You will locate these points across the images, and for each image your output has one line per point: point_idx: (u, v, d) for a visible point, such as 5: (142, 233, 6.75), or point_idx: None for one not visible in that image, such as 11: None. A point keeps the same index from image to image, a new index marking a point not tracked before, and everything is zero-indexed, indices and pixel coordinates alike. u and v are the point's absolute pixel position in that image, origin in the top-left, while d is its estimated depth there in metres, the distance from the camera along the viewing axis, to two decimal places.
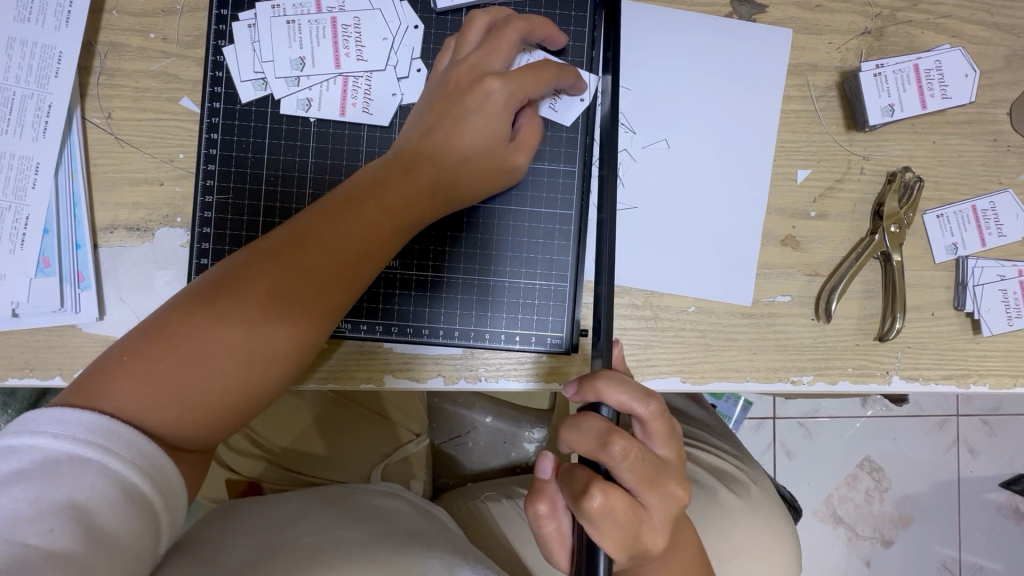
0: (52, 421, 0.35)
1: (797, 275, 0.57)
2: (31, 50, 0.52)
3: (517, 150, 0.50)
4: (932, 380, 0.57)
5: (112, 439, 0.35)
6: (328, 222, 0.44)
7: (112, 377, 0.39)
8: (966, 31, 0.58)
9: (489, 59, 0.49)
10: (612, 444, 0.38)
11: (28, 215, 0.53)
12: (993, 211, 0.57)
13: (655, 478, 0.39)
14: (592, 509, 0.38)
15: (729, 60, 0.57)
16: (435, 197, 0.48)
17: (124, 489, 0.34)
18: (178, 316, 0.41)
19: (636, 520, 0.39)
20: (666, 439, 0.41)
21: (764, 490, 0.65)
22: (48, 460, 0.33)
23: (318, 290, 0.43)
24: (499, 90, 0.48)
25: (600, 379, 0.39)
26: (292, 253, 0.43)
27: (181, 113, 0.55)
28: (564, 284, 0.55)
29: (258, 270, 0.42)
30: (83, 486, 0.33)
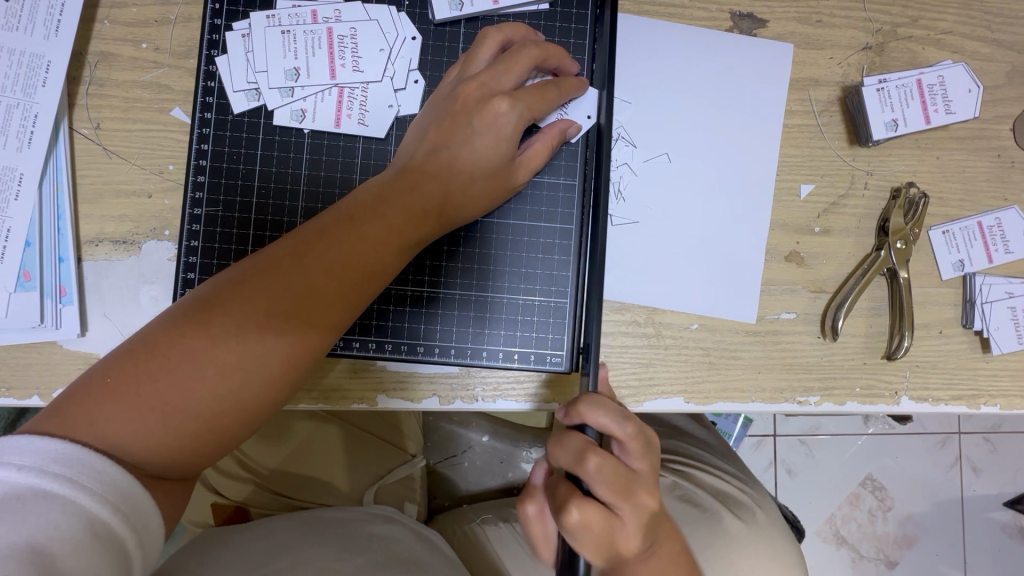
0: (22, 450, 0.33)
1: (802, 292, 0.56)
2: (18, 59, 0.51)
3: (520, 171, 0.49)
4: (941, 400, 0.56)
5: (82, 472, 0.33)
6: (327, 240, 0.43)
7: (98, 399, 0.37)
8: (967, 47, 0.57)
9: (498, 79, 0.48)
10: (589, 460, 0.37)
11: (10, 227, 0.51)
12: (998, 227, 0.56)
13: (634, 494, 0.37)
14: (568, 526, 0.36)
15: (732, 73, 0.57)
16: (435, 214, 0.47)
17: (91, 527, 0.32)
18: (167, 336, 0.39)
19: (612, 536, 0.37)
20: (647, 455, 0.38)
21: (770, 515, 0.63)
22: (8, 496, 0.31)
23: (312, 312, 0.41)
24: (508, 112, 0.47)
25: (580, 398, 0.37)
26: (290, 271, 0.41)
27: (171, 124, 0.54)
28: (564, 300, 0.54)
29: (251, 290, 0.41)
30: (46, 523, 0.31)
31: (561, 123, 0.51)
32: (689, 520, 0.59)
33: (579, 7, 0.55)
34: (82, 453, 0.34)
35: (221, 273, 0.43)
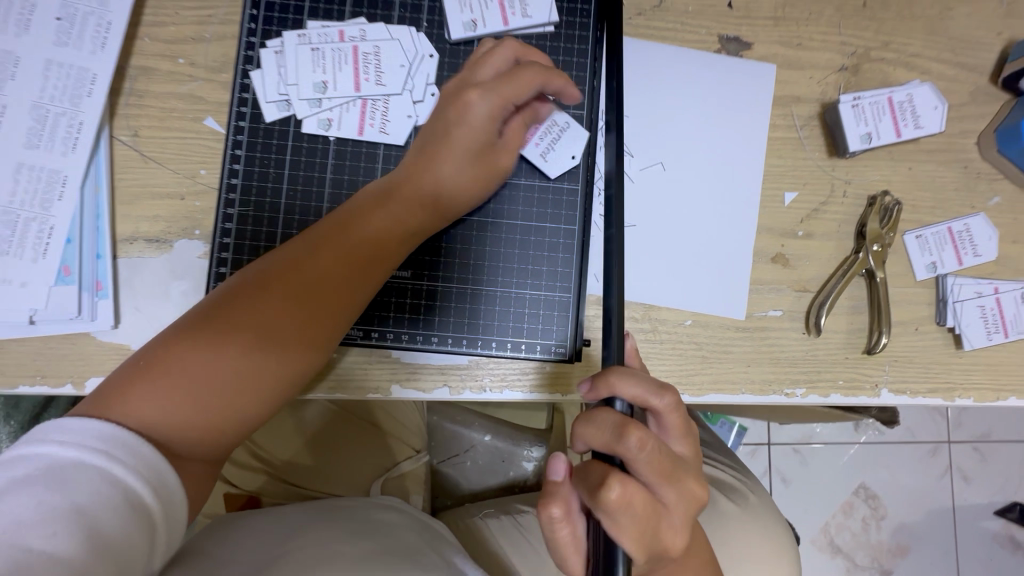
0: (63, 430, 0.36)
1: (788, 291, 0.60)
2: (67, 72, 0.55)
3: (503, 159, 0.54)
4: (919, 393, 0.60)
5: (118, 447, 0.36)
6: (332, 237, 0.48)
7: (128, 389, 0.40)
8: (934, 69, 0.63)
9: (478, 76, 0.53)
10: (628, 437, 0.33)
11: (53, 225, 0.54)
12: (967, 232, 0.61)
13: (677, 475, 0.34)
14: (607, 507, 0.32)
15: (720, 90, 0.62)
16: (432, 210, 0.52)
17: (123, 496, 0.35)
18: (191, 328, 0.42)
19: (656, 520, 0.33)
20: (682, 434, 0.37)
21: (761, 501, 0.67)
22: (52, 467, 0.34)
23: (326, 300, 0.46)
24: (480, 102, 0.51)
25: (613, 369, 0.35)
26: (306, 266, 0.46)
27: (204, 132, 0.58)
28: (567, 295, 0.57)
29: (268, 283, 0.45)
30: (85, 490, 0.34)
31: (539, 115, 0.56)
32: None
33: (582, 28, 0.59)
34: (118, 432, 0.37)
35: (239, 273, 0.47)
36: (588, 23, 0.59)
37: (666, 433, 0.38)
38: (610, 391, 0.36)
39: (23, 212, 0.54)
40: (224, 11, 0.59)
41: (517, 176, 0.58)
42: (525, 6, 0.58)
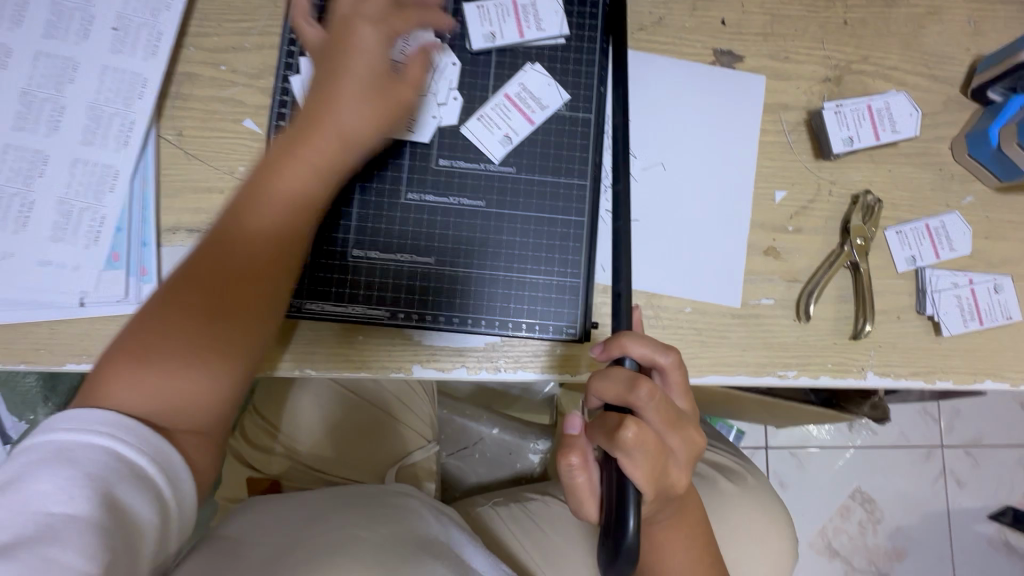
0: (65, 420, 0.42)
1: (779, 281, 0.65)
2: (121, 77, 0.61)
3: (403, 91, 0.56)
4: (902, 376, 0.65)
5: (118, 428, 0.43)
6: (251, 200, 0.52)
7: (101, 377, 0.46)
8: (909, 81, 0.69)
9: (360, 11, 0.56)
10: (640, 387, 0.39)
11: (104, 215, 0.59)
12: (943, 229, 0.66)
13: (681, 422, 0.41)
14: (623, 445, 0.38)
15: (715, 98, 0.67)
16: (340, 150, 0.55)
17: (129, 469, 0.42)
18: (151, 316, 0.49)
19: (665, 458, 0.40)
20: (683, 390, 0.44)
21: (759, 481, 0.72)
22: (62, 448, 0.40)
23: (253, 272, 0.51)
24: (369, 31, 0.55)
25: (624, 333, 0.42)
26: (233, 246, 0.51)
27: (243, 133, 0.63)
28: (578, 280, 0.62)
29: (204, 257, 0.50)
30: (96, 464, 0.40)
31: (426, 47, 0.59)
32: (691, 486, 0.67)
33: (590, 41, 0.65)
34: (112, 417, 0.43)
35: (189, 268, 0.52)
36: (595, 36, 0.65)
37: (670, 389, 0.44)
38: (621, 351, 0.43)
39: (78, 203, 0.59)
40: (263, 24, 0.65)
41: (531, 171, 0.63)
42: (538, 20, 0.64)
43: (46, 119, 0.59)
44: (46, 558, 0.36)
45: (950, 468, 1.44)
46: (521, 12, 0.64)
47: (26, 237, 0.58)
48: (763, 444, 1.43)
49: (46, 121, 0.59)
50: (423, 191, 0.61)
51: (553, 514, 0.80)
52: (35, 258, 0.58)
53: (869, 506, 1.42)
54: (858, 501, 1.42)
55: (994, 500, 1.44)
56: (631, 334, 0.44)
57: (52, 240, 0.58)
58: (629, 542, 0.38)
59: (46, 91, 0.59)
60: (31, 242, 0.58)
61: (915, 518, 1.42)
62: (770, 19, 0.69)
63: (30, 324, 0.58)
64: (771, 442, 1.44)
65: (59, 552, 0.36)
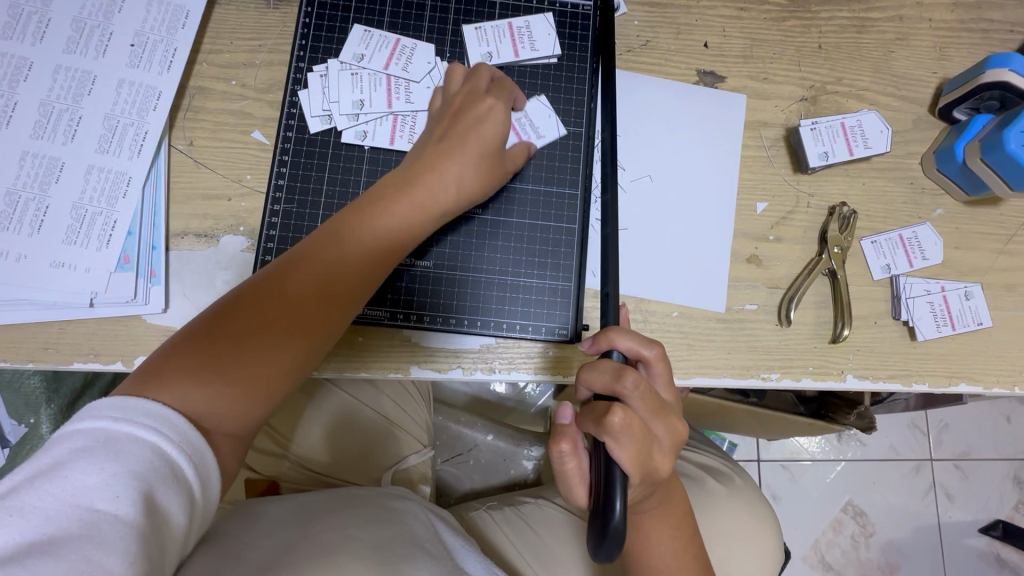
0: (111, 408, 0.42)
1: (761, 287, 0.68)
2: (136, 90, 0.64)
3: (501, 169, 0.61)
4: (880, 378, 0.67)
5: (165, 425, 0.42)
6: (341, 236, 0.54)
7: (164, 372, 0.46)
8: (880, 101, 0.73)
9: (477, 87, 0.60)
10: (626, 377, 0.43)
11: (116, 220, 0.62)
12: (916, 239, 0.70)
13: (664, 410, 0.45)
14: (611, 430, 0.41)
15: (699, 116, 0.71)
16: (438, 208, 0.58)
17: (171, 470, 0.41)
18: (226, 317, 0.50)
19: (650, 443, 0.43)
20: (667, 382, 0.48)
21: (747, 482, 0.74)
22: (108, 440, 0.40)
23: (323, 298, 0.52)
24: (497, 107, 0.59)
25: (612, 327, 0.46)
26: (304, 266, 0.52)
27: (251, 144, 0.67)
28: (569, 284, 0.65)
29: (289, 277, 0.52)
30: (141, 461, 0.40)
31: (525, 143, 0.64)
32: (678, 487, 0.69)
33: (581, 61, 0.69)
34: (163, 412, 0.43)
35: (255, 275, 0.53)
36: (586, 56, 0.69)
37: (655, 380, 0.48)
38: (609, 344, 0.46)
39: (91, 208, 0.61)
40: (272, 42, 0.69)
41: (526, 181, 0.66)
42: (533, 41, 0.68)
43: (64, 128, 0.62)
44: (88, 561, 0.35)
45: (939, 481, 1.46)
46: (516, 33, 0.68)
47: (40, 240, 0.60)
48: (755, 457, 1.45)
49: (63, 130, 0.62)
50: None
51: (547, 518, 0.81)
52: (47, 260, 0.60)
53: (861, 519, 1.43)
54: (850, 514, 1.43)
55: (984, 513, 1.46)
56: (619, 329, 0.48)
57: (65, 243, 0.61)
58: (615, 524, 0.40)
59: (65, 102, 0.62)
60: (45, 245, 0.60)
61: (907, 531, 1.43)
62: (750, 43, 0.73)
63: (41, 323, 0.60)
64: (763, 455, 1.46)
65: (100, 557, 0.35)
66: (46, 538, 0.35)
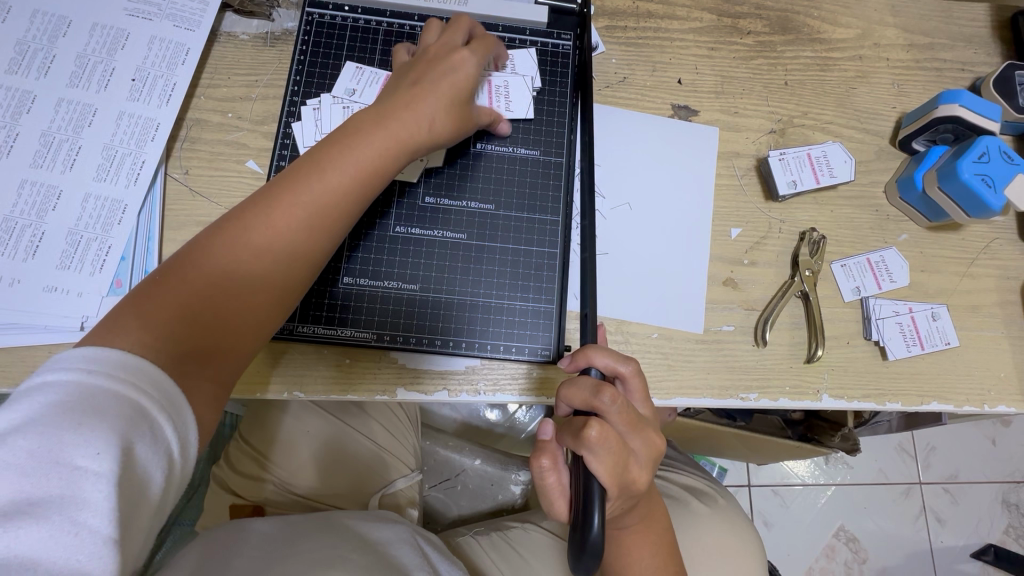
0: (78, 357, 0.39)
1: (738, 309, 0.71)
2: (136, 121, 0.67)
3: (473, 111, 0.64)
4: (855, 397, 0.69)
5: (140, 379, 0.40)
6: (312, 170, 0.54)
7: (133, 309, 0.46)
8: (845, 133, 0.78)
9: (454, 36, 0.64)
10: (604, 394, 0.45)
11: (110, 245, 0.63)
12: (883, 262, 0.73)
13: (640, 424, 0.47)
14: (588, 443, 0.44)
15: (674, 146, 0.75)
16: (409, 149, 0.58)
17: (152, 427, 0.39)
18: (187, 260, 0.49)
19: (626, 456, 0.45)
20: (643, 398, 0.50)
21: (732, 503, 0.75)
22: (83, 395, 0.37)
23: (294, 228, 0.52)
24: (467, 53, 0.62)
25: (590, 346, 0.48)
26: (277, 197, 0.52)
27: (245, 173, 0.69)
28: (551, 306, 0.67)
29: (251, 220, 0.51)
30: (121, 418, 0.37)
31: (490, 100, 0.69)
32: None
33: (561, 95, 0.73)
34: (108, 358, 0.40)
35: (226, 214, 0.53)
36: (566, 91, 0.73)
37: (631, 397, 0.50)
38: (587, 361, 0.49)
39: (87, 233, 0.63)
40: (268, 77, 0.72)
41: (509, 208, 0.69)
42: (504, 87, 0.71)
43: (63, 158, 0.64)
44: (73, 522, 0.33)
45: (929, 506, 1.46)
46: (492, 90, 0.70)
47: (35, 264, 0.62)
48: (746, 482, 1.45)
49: (63, 159, 0.64)
50: (410, 225, 0.67)
51: (534, 541, 0.81)
52: (41, 284, 0.61)
53: (854, 546, 1.43)
54: (843, 540, 1.43)
55: (975, 537, 1.46)
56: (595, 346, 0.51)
57: (59, 267, 0.62)
58: (593, 538, 0.42)
59: (65, 133, 0.65)
60: (39, 270, 0.62)
61: (900, 557, 1.43)
62: (721, 80, 0.78)
63: (30, 348, 0.61)
64: (754, 480, 1.46)
65: (85, 518, 0.33)
66: (24, 500, 0.33)
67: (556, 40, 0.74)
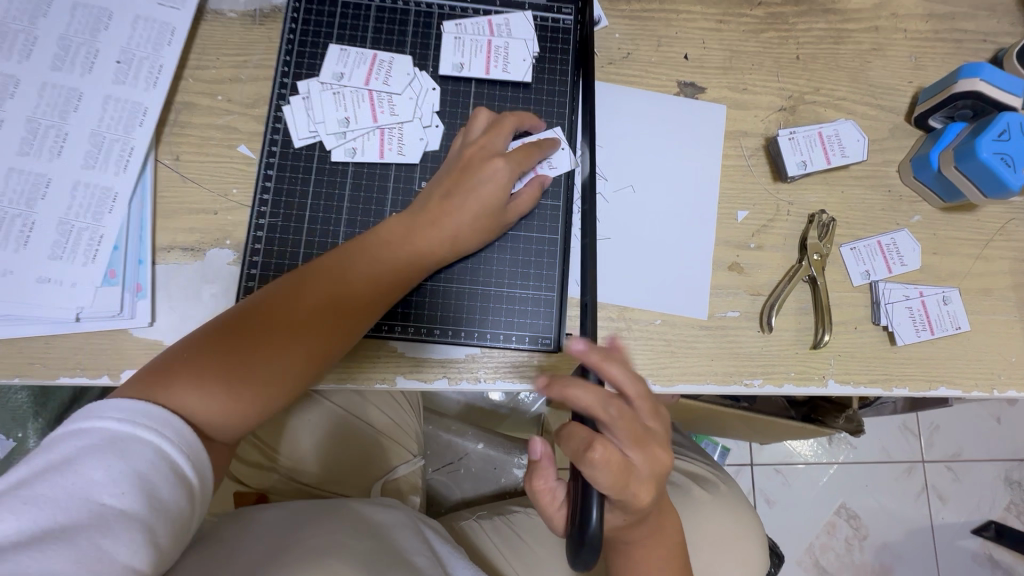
0: (121, 409, 0.46)
1: (743, 294, 0.69)
2: (123, 106, 0.65)
3: (507, 217, 0.63)
4: (861, 383, 0.68)
5: (164, 427, 0.47)
6: (351, 264, 0.58)
7: (174, 371, 0.50)
8: (858, 110, 0.75)
9: (494, 141, 0.62)
10: (611, 406, 0.46)
11: (102, 234, 0.62)
12: (894, 245, 0.71)
13: (646, 443, 0.47)
14: (590, 462, 0.44)
15: (680, 126, 0.73)
16: (434, 254, 0.61)
17: (172, 466, 0.45)
18: (221, 339, 0.53)
19: (629, 475, 0.46)
20: (653, 414, 0.49)
21: (734, 490, 0.75)
22: (113, 439, 0.44)
23: (335, 323, 0.56)
24: (501, 170, 0.60)
25: (605, 356, 0.47)
26: (316, 288, 0.56)
27: (237, 158, 0.67)
28: (552, 294, 0.65)
29: (286, 310, 0.55)
30: (148, 460, 0.44)
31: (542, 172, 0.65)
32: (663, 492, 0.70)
33: (561, 73, 0.70)
34: (164, 415, 0.47)
35: (265, 289, 0.57)
36: (567, 69, 0.70)
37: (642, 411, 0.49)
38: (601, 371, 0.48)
39: (77, 223, 0.62)
40: (257, 58, 0.70)
41: None
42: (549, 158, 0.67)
43: (50, 146, 0.63)
44: (98, 544, 0.39)
45: (931, 483, 1.47)
46: (492, 51, 0.69)
47: (26, 255, 0.61)
48: (748, 461, 1.46)
49: (49, 147, 0.63)
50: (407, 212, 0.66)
51: (536, 527, 0.81)
52: (34, 276, 0.60)
53: (855, 522, 1.44)
54: (844, 517, 1.44)
55: (977, 513, 1.47)
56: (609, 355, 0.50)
57: (51, 258, 0.61)
58: (592, 531, 0.43)
59: (51, 119, 0.63)
60: (31, 261, 0.61)
61: (900, 533, 1.44)
62: (729, 54, 0.75)
63: (27, 340, 0.61)
64: (756, 459, 1.46)
65: (108, 541, 0.39)
66: (56, 525, 0.39)
67: (557, 14, 0.71)
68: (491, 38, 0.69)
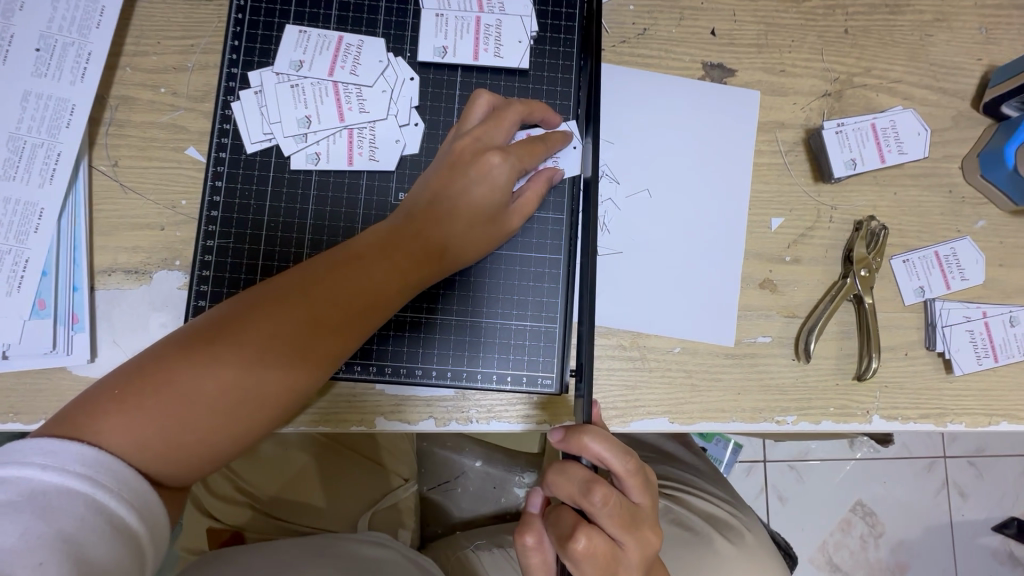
0: (41, 452, 0.36)
1: (776, 317, 0.59)
2: (45, 103, 0.55)
3: (510, 220, 0.52)
4: (910, 418, 0.59)
5: (102, 473, 0.37)
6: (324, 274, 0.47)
7: (99, 410, 0.40)
8: (916, 94, 0.63)
9: (491, 133, 0.52)
10: (594, 492, 0.38)
11: (28, 258, 0.53)
12: (954, 257, 0.61)
13: (637, 526, 0.40)
14: (571, 555, 0.38)
15: (704, 115, 0.62)
16: (428, 262, 0.50)
17: (110, 520, 0.36)
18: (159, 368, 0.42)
19: (617, 566, 0.39)
20: (642, 489, 0.41)
21: (759, 538, 0.67)
22: (34, 493, 0.35)
23: (309, 346, 0.45)
24: (502, 165, 0.50)
25: (584, 433, 0.39)
26: (283, 303, 0.45)
27: (185, 162, 0.58)
28: (553, 326, 0.56)
29: (244, 335, 0.44)
30: (75, 519, 0.35)
31: (547, 169, 0.55)
32: (680, 543, 0.63)
33: (565, 57, 0.59)
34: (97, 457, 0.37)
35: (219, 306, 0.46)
36: (571, 51, 0.59)
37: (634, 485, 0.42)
38: (580, 450, 0.39)
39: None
40: (206, 40, 0.59)
41: None
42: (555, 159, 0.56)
43: None
44: None
45: (953, 479, 1.39)
46: (482, 31, 0.58)
47: None
48: (761, 458, 1.38)
49: None
50: None
51: None
52: None
53: (871, 520, 1.37)
54: (860, 515, 1.37)
55: (999, 510, 1.40)
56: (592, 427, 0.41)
57: None
58: None
59: None
60: None
61: (918, 531, 1.38)
62: (764, 28, 0.63)
63: None
64: (769, 456, 1.38)
65: None
66: None
67: None
68: (478, 15, 0.57)
